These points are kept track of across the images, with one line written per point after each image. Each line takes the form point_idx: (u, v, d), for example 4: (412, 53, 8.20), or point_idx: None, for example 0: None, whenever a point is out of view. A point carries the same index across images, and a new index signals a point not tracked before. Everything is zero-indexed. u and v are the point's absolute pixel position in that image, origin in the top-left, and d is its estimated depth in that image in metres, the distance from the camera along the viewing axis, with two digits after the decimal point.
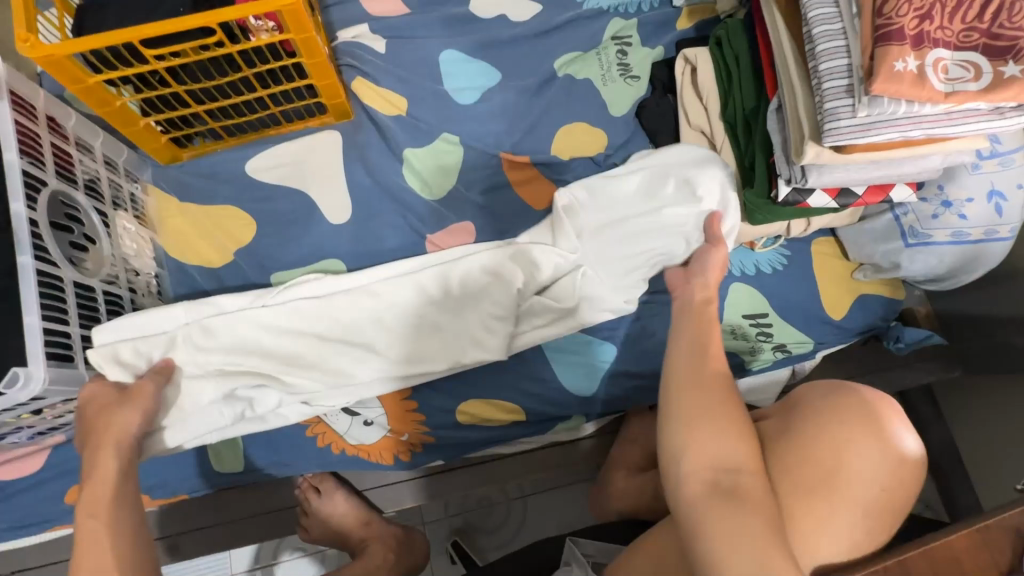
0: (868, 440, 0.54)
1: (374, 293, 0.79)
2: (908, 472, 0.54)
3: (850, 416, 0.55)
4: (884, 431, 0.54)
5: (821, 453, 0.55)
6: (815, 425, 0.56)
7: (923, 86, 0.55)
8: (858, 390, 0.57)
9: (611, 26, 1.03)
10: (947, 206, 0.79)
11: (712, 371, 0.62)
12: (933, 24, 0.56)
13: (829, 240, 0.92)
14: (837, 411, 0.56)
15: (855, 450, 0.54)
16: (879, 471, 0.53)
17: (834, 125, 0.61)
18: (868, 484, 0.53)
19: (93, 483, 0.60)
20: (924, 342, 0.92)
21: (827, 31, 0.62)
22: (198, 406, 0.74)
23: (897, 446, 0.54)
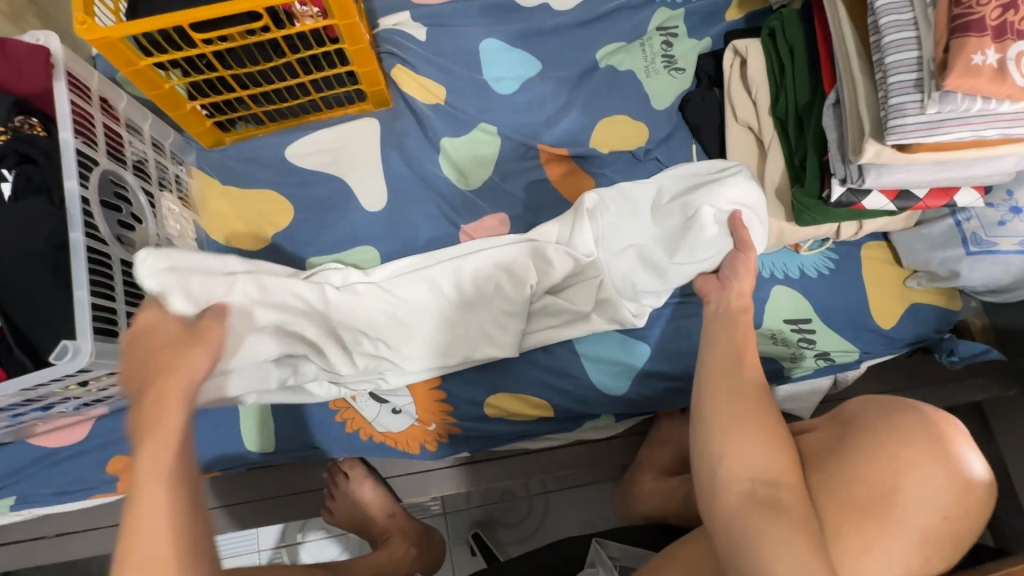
0: (929, 461, 0.49)
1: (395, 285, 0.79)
2: (974, 498, 0.49)
3: (911, 436, 0.50)
4: (947, 452, 0.49)
5: (875, 474, 0.50)
6: (869, 443, 0.52)
7: (1002, 81, 0.51)
8: (918, 409, 0.52)
9: (657, 16, 1.00)
10: (1016, 212, 0.75)
11: (748, 380, 0.61)
12: (1018, 14, 0.52)
13: (880, 245, 0.87)
14: (895, 430, 0.51)
15: (915, 471, 0.49)
16: (941, 496, 0.48)
17: (899, 122, 0.57)
18: (927, 510, 0.48)
19: (157, 442, 0.50)
20: (980, 357, 0.87)
21: (896, 21, 0.58)
22: (253, 360, 0.75)
23: (962, 470, 0.49)
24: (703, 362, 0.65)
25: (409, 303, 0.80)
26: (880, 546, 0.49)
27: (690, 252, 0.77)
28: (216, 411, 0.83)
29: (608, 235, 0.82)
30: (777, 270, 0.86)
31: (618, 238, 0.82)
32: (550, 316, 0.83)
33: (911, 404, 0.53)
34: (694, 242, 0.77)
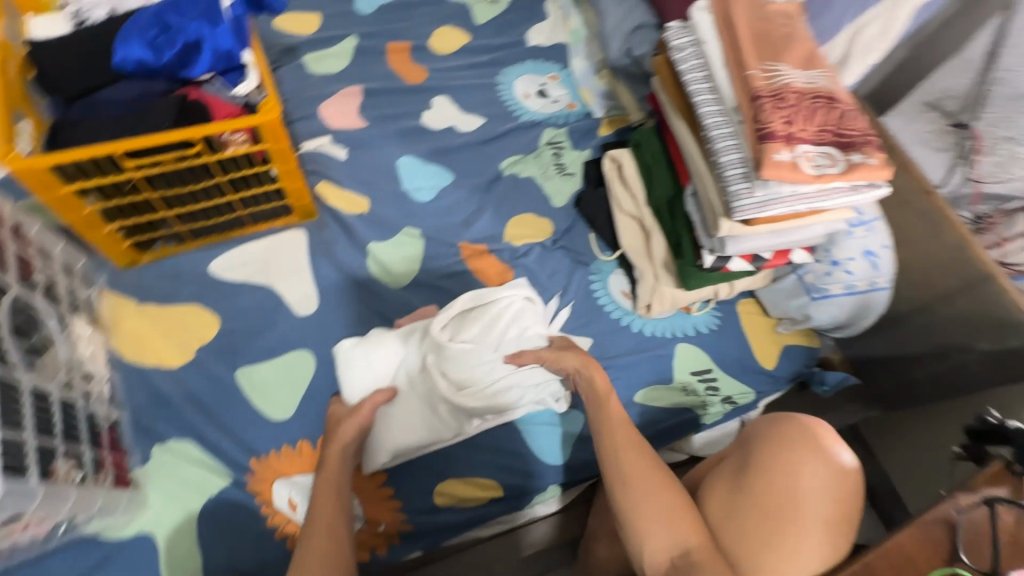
0: (812, 456, 0.58)
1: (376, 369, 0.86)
2: (850, 487, 0.57)
3: (795, 439, 0.60)
4: (825, 447, 0.59)
5: (775, 481, 0.59)
6: (768, 455, 0.61)
7: (798, 170, 0.71)
8: (795, 418, 0.63)
9: (545, 134, 1.21)
10: (836, 264, 0.94)
11: (641, 460, 0.65)
12: (797, 127, 0.74)
13: (752, 301, 1.06)
14: (784, 440, 0.61)
15: (805, 468, 0.58)
16: (827, 485, 0.57)
17: (738, 204, 0.76)
18: (819, 498, 0.57)
19: (318, 500, 0.70)
20: (844, 383, 1.05)
21: (721, 134, 0.79)
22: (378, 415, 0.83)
23: (839, 463, 0.58)
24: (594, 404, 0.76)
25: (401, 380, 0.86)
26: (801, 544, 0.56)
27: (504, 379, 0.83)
28: (130, 552, 0.73)
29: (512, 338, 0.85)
30: (676, 330, 1.01)
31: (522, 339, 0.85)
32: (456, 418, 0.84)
33: (788, 416, 0.64)
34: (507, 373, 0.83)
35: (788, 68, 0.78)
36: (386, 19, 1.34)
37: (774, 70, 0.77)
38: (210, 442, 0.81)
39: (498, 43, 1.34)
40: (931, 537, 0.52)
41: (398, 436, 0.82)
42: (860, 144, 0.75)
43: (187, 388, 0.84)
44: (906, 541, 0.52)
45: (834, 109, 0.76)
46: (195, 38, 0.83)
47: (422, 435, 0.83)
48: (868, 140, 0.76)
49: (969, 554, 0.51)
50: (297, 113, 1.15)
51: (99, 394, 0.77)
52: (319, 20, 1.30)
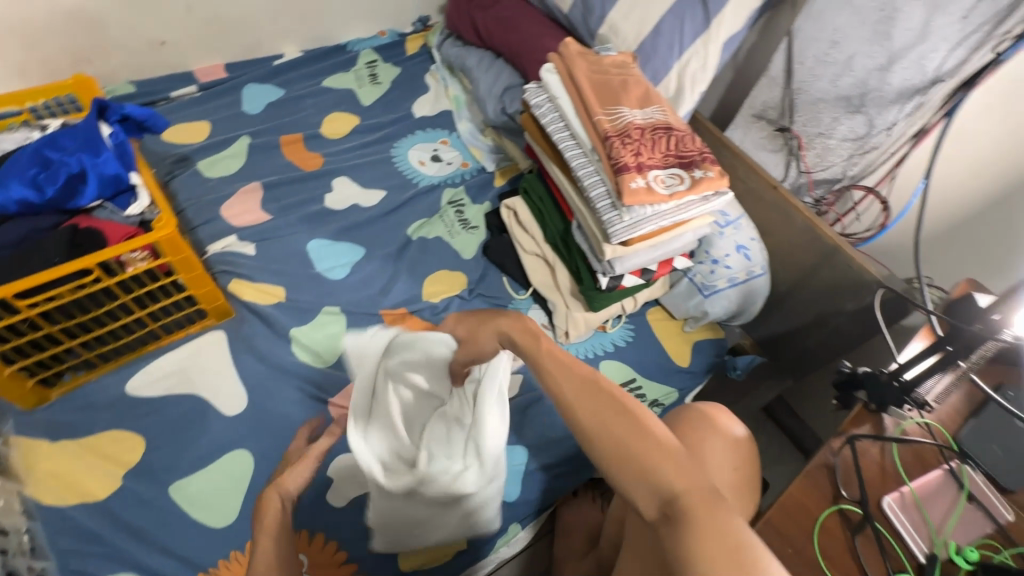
0: (712, 432, 0.67)
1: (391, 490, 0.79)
2: (744, 453, 0.68)
3: (695, 420, 0.69)
4: (720, 424, 0.68)
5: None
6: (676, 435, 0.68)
7: (653, 193, 0.83)
8: (692, 406, 0.72)
9: (445, 194, 1.29)
10: (716, 262, 1.06)
11: (613, 401, 0.55)
12: (645, 157, 0.86)
13: (658, 308, 1.18)
14: (689, 421, 0.70)
15: (709, 441, 0.66)
16: (728, 455, 0.66)
17: (613, 230, 0.86)
18: (724, 466, 0.64)
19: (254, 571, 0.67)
20: (753, 364, 1.17)
21: (587, 172, 0.90)
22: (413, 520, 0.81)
23: (730, 436, 0.68)
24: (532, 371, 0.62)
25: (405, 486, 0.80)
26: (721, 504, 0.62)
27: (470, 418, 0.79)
28: None
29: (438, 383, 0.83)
30: (596, 350, 1.09)
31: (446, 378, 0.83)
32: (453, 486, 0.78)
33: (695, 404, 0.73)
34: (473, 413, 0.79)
35: (628, 108, 0.91)
36: (275, 115, 1.40)
37: (617, 112, 0.90)
38: (152, 569, 0.78)
39: (387, 120, 1.44)
40: (816, 483, 0.60)
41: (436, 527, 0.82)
42: (699, 162, 0.88)
43: (119, 518, 0.81)
44: (795, 491, 0.59)
45: (673, 136, 0.90)
46: (78, 169, 0.86)
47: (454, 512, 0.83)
48: (704, 157, 0.89)
49: (847, 488, 0.60)
50: (198, 218, 1.17)
51: (19, 547, 0.72)
52: (207, 127, 1.34)
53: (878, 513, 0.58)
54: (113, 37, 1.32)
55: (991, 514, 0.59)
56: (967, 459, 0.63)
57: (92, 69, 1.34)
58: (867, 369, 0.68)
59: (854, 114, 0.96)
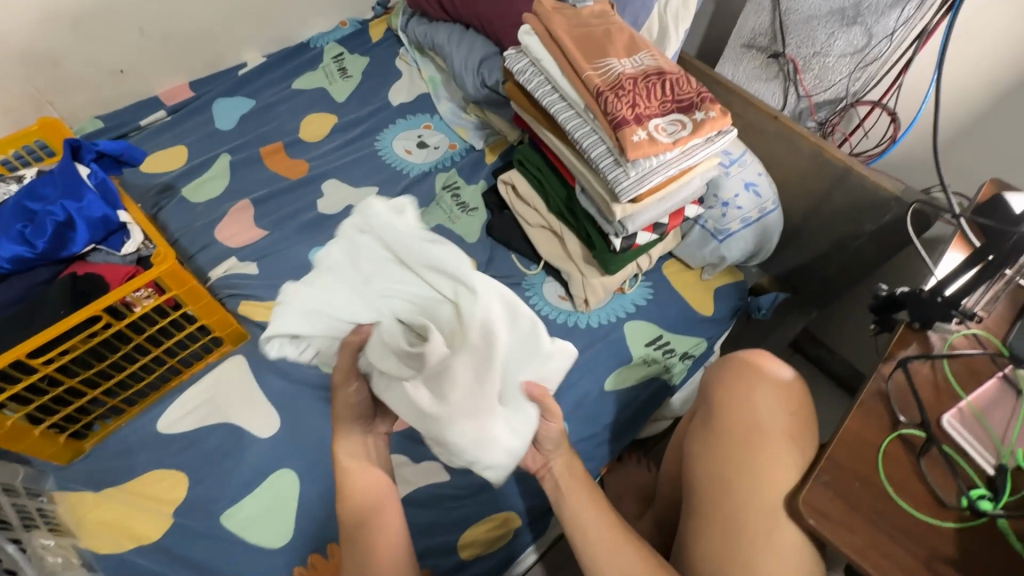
0: (759, 383, 0.66)
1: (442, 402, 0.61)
2: (798, 395, 0.66)
3: (741, 374, 0.68)
4: (765, 371, 0.67)
5: (733, 409, 0.66)
6: (724, 395, 0.68)
7: (656, 143, 0.80)
8: (734, 355, 0.71)
9: (439, 180, 1.26)
10: (726, 205, 1.04)
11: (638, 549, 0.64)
12: (642, 107, 0.82)
13: (674, 261, 1.15)
14: (733, 374, 0.69)
15: (757, 397, 0.65)
16: (778, 404, 0.64)
17: (620, 188, 0.82)
18: (776, 416, 0.63)
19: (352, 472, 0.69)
20: (777, 302, 1.14)
21: (584, 133, 0.87)
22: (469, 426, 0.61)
23: (778, 379, 0.67)
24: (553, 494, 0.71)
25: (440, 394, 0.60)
26: (778, 463, 0.60)
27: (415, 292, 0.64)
28: None
29: (349, 299, 0.66)
30: (619, 312, 1.07)
31: (338, 291, 0.67)
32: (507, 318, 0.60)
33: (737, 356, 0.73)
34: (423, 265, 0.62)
35: (616, 59, 0.86)
36: (251, 126, 1.36)
37: (605, 65, 0.86)
38: None
39: (365, 114, 1.39)
40: (872, 414, 0.58)
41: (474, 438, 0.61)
42: (698, 104, 0.84)
43: (177, 555, 0.81)
44: (852, 425, 0.58)
45: (667, 81, 0.85)
46: (64, 217, 0.83)
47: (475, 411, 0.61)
48: (703, 97, 0.85)
49: (904, 413, 0.58)
50: (195, 246, 1.14)
51: None
52: (184, 150, 1.30)
53: (940, 432, 0.57)
54: (71, 72, 1.26)
55: None
56: (1020, 363, 0.60)
57: (54, 110, 1.29)
58: (904, 288, 0.66)
59: (851, 26, 0.92)
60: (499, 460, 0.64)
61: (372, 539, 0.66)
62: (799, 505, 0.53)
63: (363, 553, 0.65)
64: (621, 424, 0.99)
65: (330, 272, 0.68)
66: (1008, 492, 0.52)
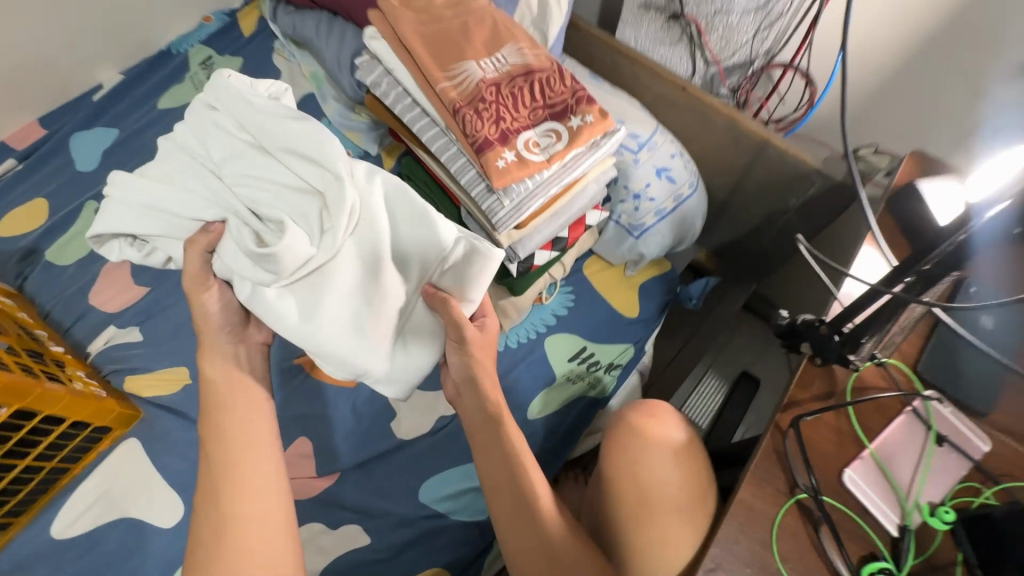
0: (645, 451, 0.64)
1: (308, 293, 0.57)
2: (689, 456, 0.64)
3: (626, 440, 0.66)
4: (651, 435, 0.65)
5: (622, 475, 0.64)
6: (616, 464, 0.66)
7: (526, 165, 0.68)
8: (622, 418, 0.69)
9: None
10: (638, 197, 0.92)
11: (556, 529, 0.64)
12: (508, 120, 0.70)
13: (595, 259, 1.05)
14: (622, 440, 0.67)
15: (643, 465, 0.64)
16: (664, 471, 0.63)
17: (497, 219, 0.72)
18: (661, 485, 0.62)
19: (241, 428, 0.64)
20: (709, 288, 1.06)
21: (451, 155, 0.74)
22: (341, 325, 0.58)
23: (664, 441, 0.65)
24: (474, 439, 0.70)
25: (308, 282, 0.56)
26: (669, 537, 0.58)
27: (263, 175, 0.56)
28: None
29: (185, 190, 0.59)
30: (539, 326, 0.99)
31: (177, 179, 0.60)
32: (395, 206, 0.59)
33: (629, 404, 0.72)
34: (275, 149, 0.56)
35: (474, 62, 0.73)
36: (116, 163, 1.20)
37: (462, 72, 0.72)
38: None
39: None
40: (768, 480, 0.52)
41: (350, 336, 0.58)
42: (574, 106, 0.72)
43: None
44: (747, 496, 0.52)
45: (535, 82, 0.73)
46: None
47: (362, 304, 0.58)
48: (579, 96, 0.73)
49: (803, 474, 0.52)
50: (69, 318, 1.03)
51: None
52: (44, 204, 1.15)
53: (840, 489, 0.51)
54: None
55: (965, 452, 0.52)
56: (933, 393, 0.55)
57: None
58: (807, 317, 0.57)
59: None
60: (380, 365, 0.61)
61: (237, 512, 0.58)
62: None
63: (216, 514, 0.57)
64: (550, 451, 0.94)
65: (176, 170, 0.60)
66: (911, 561, 0.48)
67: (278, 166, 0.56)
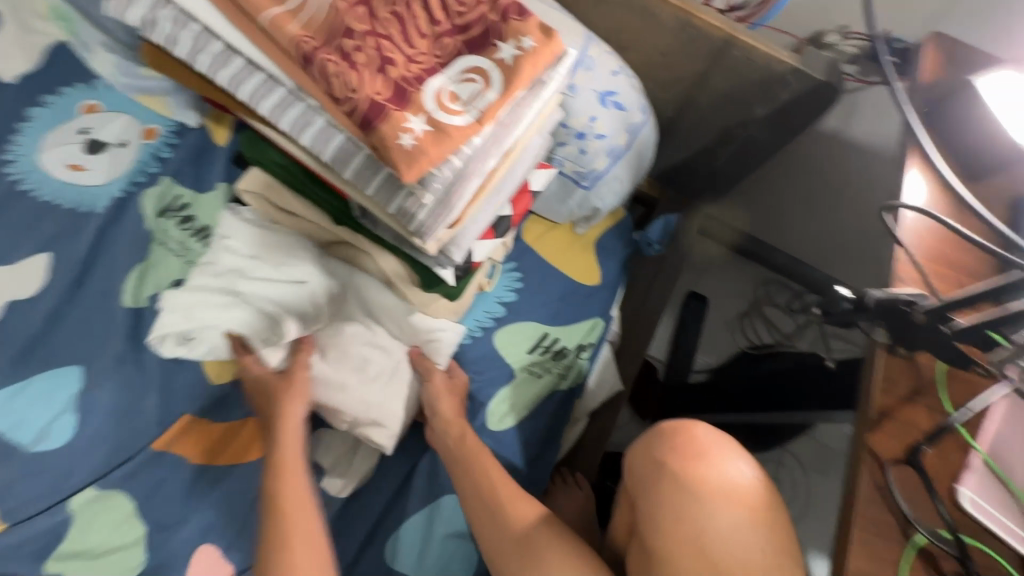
0: (714, 515, 0.48)
1: (325, 371, 0.70)
2: (758, 505, 0.49)
3: (679, 504, 0.49)
4: (712, 489, 0.48)
5: (683, 535, 0.48)
6: (665, 538, 0.48)
7: (447, 137, 0.42)
8: (663, 469, 0.50)
9: (147, 202, 0.77)
10: (582, 136, 0.70)
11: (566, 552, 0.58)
12: (400, 63, 0.43)
13: (535, 220, 0.83)
14: (672, 503, 0.49)
15: (713, 536, 0.47)
16: (739, 536, 0.47)
17: (417, 223, 0.47)
18: (741, 554, 0.47)
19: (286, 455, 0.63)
20: (669, 228, 0.90)
21: (318, 133, 0.46)
22: (359, 397, 0.69)
23: (731, 492, 0.48)
24: (475, 480, 0.65)
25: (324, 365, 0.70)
26: None
27: (289, 284, 0.70)
28: None
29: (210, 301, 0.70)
30: (485, 323, 0.78)
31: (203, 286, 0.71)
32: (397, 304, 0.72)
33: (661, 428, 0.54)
34: (294, 267, 0.70)
35: None
36: None
37: None
38: None
39: None
40: (880, 530, 0.39)
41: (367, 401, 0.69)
42: (497, 23, 0.45)
43: None
44: (859, 559, 0.38)
45: None
46: None
47: (370, 376, 0.71)
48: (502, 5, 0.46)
49: (915, 510, 0.40)
50: None
51: None
52: None
53: (962, 518, 0.40)
54: None
55: None
56: None
57: None
58: (884, 295, 0.42)
59: None
60: (384, 423, 0.69)
61: (288, 558, 0.57)
62: None
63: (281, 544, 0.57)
64: (533, 464, 0.78)
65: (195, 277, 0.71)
66: None
67: (297, 281, 0.70)
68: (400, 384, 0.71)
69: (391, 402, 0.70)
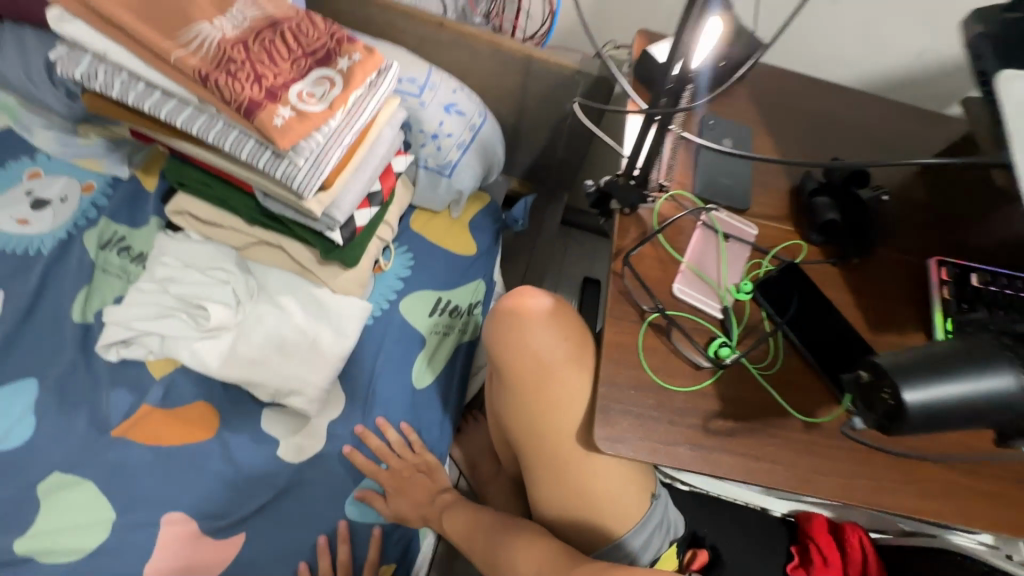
0: (532, 331, 0.61)
1: (246, 353, 0.83)
2: (567, 320, 0.62)
3: (509, 332, 0.62)
4: (530, 316, 0.62)
5: (513, 354, 0.62)
6: (502, 356, 0.63)
7: (308, 118, 0.64)
8: (498, 310, 0.64)
9: (88, 240, 0.91)
10: (435, 137, 0.94)
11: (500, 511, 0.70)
12: (270, 76, 0.64)
13: (419, 212, 1.05)
14: (504, 330, 0.63)
15: (532, 348, 0.61)
16: (551, 343, 0.61)
17: (298, 183, 0.66)
18: (552, 354, 0.60)
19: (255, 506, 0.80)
20: (529, 207, 1.13)
21: (219, 132, 0.66)
22: (276, 370, 0.83)
23: (545, 313, 0.62)
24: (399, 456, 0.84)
25: (245, 349, 0.83)
26: (572, 393, 0.60)
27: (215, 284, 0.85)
28: None
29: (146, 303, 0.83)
30: (389, 294, 0.96)
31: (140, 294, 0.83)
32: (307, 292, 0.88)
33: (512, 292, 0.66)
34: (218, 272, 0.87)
35: (205, 23, 0.65)
36: None
37: (193, 36, 0.64)
38: None
39: None
40: (625, 316, 0.59)
41: (284, 373, 0.83)
42: (336, 49, 0.69)
43: None
44: (616, 336, 0.59)
45: (285, 33, 0.67)
46: None
47: (287, 353, 0.84)
48: (338, 38, 0.70)
49: (646, 302, 0.60)
50: None
51: None
52: None
53: (681, 304, 0.61)
54: None
55: (744, 240, 0.65)
56: (710, 206, 0.67)
57: None
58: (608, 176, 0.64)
59: None
60: (300, 389, 0.83)
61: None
62: (606, 450, 0.53)
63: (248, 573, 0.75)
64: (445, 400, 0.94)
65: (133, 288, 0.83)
66: (736, 330, 0.59)
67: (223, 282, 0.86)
68: (315, 356, 0.84)
69: (305, 372, 0.83)
